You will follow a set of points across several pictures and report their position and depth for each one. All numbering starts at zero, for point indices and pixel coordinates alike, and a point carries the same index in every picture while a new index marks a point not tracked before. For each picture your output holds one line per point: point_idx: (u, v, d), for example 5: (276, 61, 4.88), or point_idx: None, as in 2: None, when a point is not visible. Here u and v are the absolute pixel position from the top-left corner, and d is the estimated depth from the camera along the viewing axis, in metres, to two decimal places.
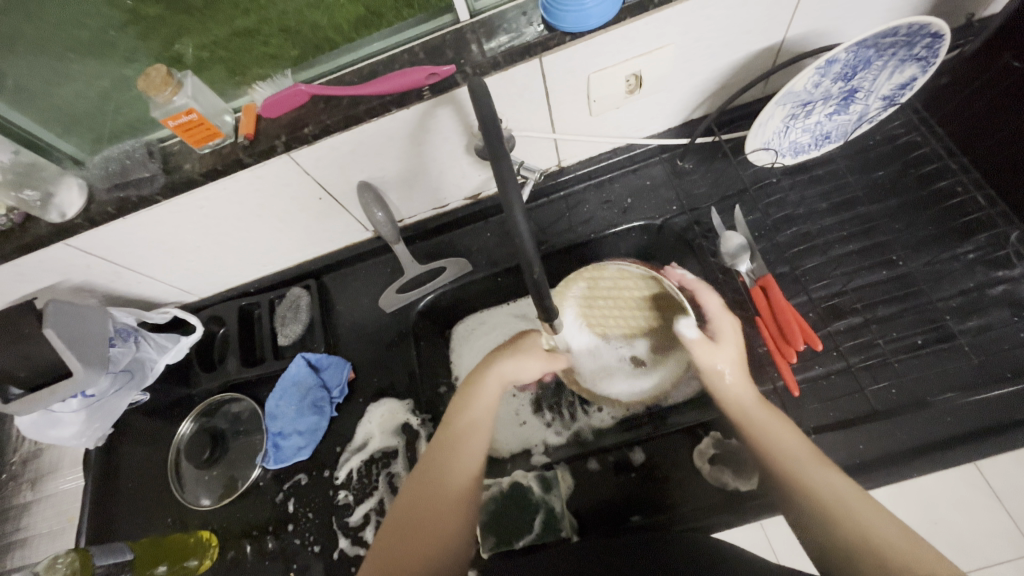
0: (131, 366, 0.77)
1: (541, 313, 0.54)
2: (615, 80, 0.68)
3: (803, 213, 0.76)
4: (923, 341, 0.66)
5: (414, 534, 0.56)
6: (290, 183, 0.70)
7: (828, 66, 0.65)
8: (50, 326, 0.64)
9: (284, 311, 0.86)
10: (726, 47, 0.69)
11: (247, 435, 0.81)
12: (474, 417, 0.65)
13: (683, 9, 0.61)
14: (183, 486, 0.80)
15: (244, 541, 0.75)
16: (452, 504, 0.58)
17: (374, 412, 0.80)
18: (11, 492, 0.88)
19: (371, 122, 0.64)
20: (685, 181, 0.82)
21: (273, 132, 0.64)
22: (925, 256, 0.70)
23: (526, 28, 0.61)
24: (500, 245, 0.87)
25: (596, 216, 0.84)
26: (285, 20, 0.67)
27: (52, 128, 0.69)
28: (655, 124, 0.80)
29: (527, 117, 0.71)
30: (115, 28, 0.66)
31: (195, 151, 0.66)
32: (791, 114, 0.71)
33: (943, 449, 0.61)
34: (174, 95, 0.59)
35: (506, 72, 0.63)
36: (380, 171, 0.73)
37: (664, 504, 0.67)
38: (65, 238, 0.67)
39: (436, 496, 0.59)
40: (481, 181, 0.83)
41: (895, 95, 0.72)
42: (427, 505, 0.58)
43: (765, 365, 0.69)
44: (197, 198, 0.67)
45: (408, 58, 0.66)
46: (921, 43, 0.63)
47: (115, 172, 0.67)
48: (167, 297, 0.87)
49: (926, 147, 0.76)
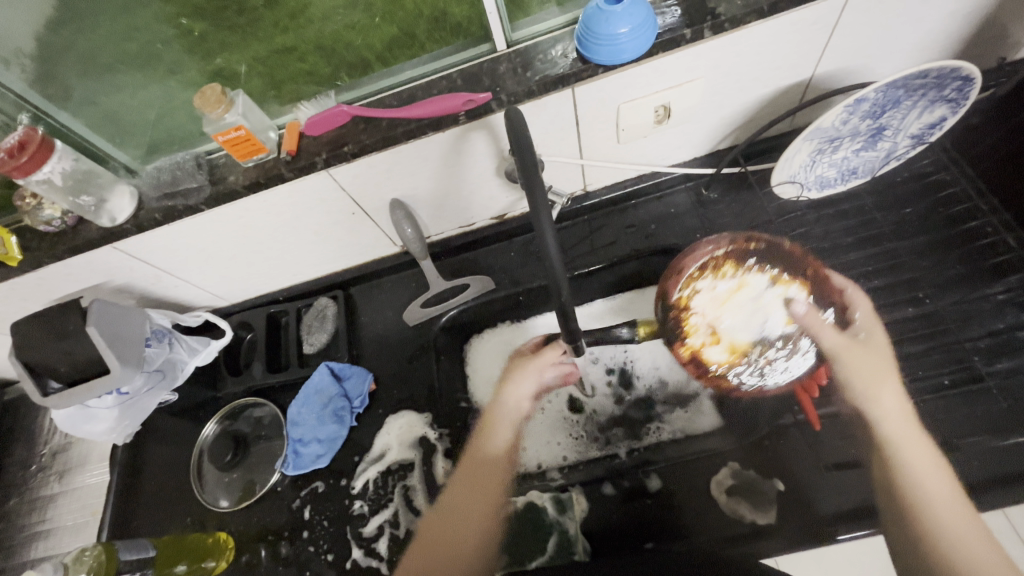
0: (164, 366, 0.79)
1: (566, 334, 0.55)
2: (644, 110, 0.70)
3: (828, 247, 0.76)
4: (950, 382, 0.65)
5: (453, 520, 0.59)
6: (327, 198, 0.73)
7: (857, 104, 0.65)
8: (92, 324, 0.67)
9: (311, 320, 0.89)
10: (756, 82, 0.70)
11: (268, 439, 0.83)
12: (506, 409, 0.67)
13: (715, 45, 0.63)
14: (203, 486, 0.81)
15: (260, 545, 0.77)
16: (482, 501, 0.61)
17: (393, 424, 0.82)
18: (39, 483, 0.91)
19: (407, 143, 0.67)
20: (711, 210, 0.83)
21: (314, 150, 0.67)
22: (954, 295, 0.70)
23: (561, 59, 0.64)
24: (523, 264, 0.89)
25: (620, 239, 0.85)
26: (321, 40, 0.68)
27: (110, 139, 0.72)
28: (681, 153, 0.81)
29: (557, 144, 0.73)
30: (163, 42, 0.68)
31: (240, 164, 0.69)
32: (819, 149, 0.72)
33: (974, 495, 0.59)
34: (226, 113, 0.63)
35: (540, 100, 0.65)
36: (412, 190, 0.76)
37: (680, 531, 0.66)
38: (112, 242, 0.71)
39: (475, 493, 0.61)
40: (509, 202, 0.85)
41: (924, 134, 0.72)
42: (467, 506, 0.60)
43: (788, 399, 0.69)
44: (237, 208, 0.70)
45: (447, 84, 0.69)
46: (952, 85, 0.64)
47: (166, 182, 0.70)
48: (200, 302, 0.90)
49: (957, 186, 0.76)
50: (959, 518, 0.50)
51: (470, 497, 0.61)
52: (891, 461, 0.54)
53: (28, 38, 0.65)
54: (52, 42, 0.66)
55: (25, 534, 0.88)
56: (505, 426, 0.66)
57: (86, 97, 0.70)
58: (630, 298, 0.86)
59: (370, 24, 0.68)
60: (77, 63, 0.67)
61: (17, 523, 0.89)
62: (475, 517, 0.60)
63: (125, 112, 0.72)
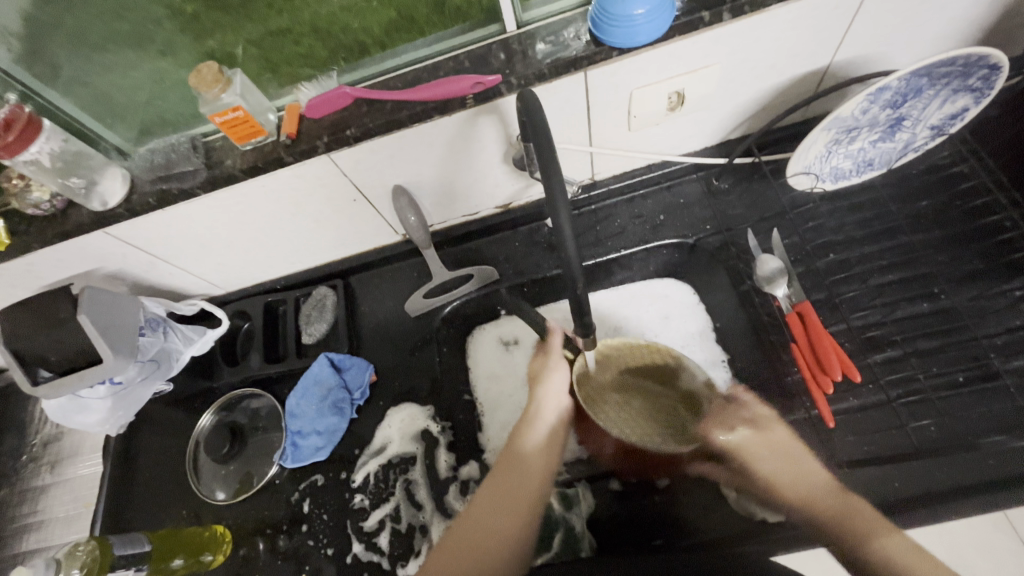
0: (158, 356, 0.77)
1: (579, 328, 0.53)
2: (658, 97, 0.68)
3: (841, 240, 0.75)
4: (965, 379, 0.64)
5: (476, 535, 0.58)
6: (327, 183, 0.70)
7: (878, 93, 0.63)
8: (84, 312, 0.65)
9: (309, 309, 0.87)
10: (772, 69, 0.68)
11: (266, 431, 0.81)
12: (534, 417, 0.66)
13: (733, 30, 0.61)
14: (199, 478, 0.80)
15: (258, 538, 0.75)
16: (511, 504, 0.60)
17: (394, 416, 0.80)
18: (30, 474, 0.89)
19: (412, 127, 0.64)
20: (721, 201, 0.81)
21: (315, 133, 0.64)
22: (970, 291, 0.68)
23: (572, 41, 0.61)
24: (528, 255, 0.87)
25: (627, 229, 0.83)
26: (317, 21, 0.64)
27: (100, 119, 0.70)
28: (692, 142, 0.79)
29: (567, 130, 0.71)
30: (154, 22, 0.63)
31: (238, 147, 0.66)
32: (835, 139, 0.70)
33: (989, 491, 0.58)
34: (223, 93, 0.60)
35: (551, 84, 0.63)
36: (416, 177, 0.74)
37: (688, 528, 0.65)
38: (104, 226, 0.68)
39: (503, 494, 0.60)
40: (514, 191, 0.82)
41: (944, 125, 0.70)
42: (487, 513, 0.59)
43: (798, 393, 0.68)
44: (234, 193, 0.68)
45: (453, 66, 0.66)
46: (978, 74, 0.62)
47: (160, 164, 0.68)
48: (196, 290, 0.88)
49: (975, 179, 0.74)
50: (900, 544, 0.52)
51: (496, 508, 0.59)
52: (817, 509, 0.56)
53: (14, 17, 0.61)
54: (41, 18, 0.62)
55: (17, 526, 0.86)
56: (540, 434, 0.65)
57: (73, 77, 0.66)
58: (631, 292, 0.87)
59: (368, 7, 0.64)
60: (62, 40, 0.64)
61: (7, 514, 0.87)
62: (499, 529, 0.58)
63: (115, 91, 0.69)
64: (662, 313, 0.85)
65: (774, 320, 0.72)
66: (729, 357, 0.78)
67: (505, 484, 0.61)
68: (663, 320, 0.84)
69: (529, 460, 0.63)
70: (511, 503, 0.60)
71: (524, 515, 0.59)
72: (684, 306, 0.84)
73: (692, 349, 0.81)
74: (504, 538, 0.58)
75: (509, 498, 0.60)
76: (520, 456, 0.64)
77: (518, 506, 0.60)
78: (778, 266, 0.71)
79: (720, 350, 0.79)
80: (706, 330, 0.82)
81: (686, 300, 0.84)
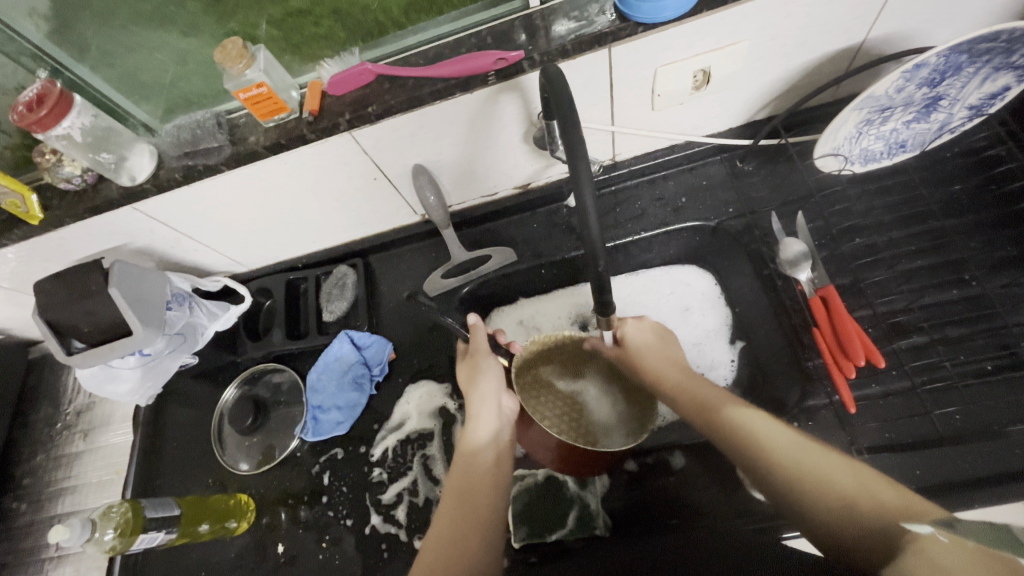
0: (185, 330, 0.78)
1: (598, 308, 0.53)
2: (681, 75, 0.67)
3: (868, 224, 0.73)
4: (993, 367, 0.63)
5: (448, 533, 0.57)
6: (350, 162, 0.71)
7: (914, 70, 0.61)
8: (115, 285, 0.67)
9: (330, 288, 0.87)
10: (802, 47, 0.66)
11: (287, 405, 0.83)
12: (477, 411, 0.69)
13: (762, 5, 0.59)
14: (224, 449, 0.82)
15: (280, 508, 0.77)
16: (471, 499, 0.60)
17: (412, 394, 0.82)
18: (64, 441, 0.93)
19: (434, 105, 0.64)
20: (745, 183, 0.80)
21: (338, 110, 0.65)
22: (1003, 278, 0.66)
23: (598, 16, 0.60)
24: (547, 237, 0.86)
25: (648, 212, 0.82)
26: (338, 3, 0.65)
27: (131, 96, 0.71)
28: (717, 122, 0.78)
29: (589, 108, 0.70)
30: (177, 4, 0.65)
31: (261, 124, 0.67)
32: (867, 119, 0.68)
33: (1016, 481, 0.57)
34: (247, 69, 0.60)
35: (575, 60, 0.62)
36: (436, 156, 0.74)
37: (702, 508, 0.66)
38: (133, 202, 0.69)
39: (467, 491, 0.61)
40: (534, 171, 0.82)
41: (983, 105, 0.67)
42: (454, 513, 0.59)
43: (821, 378, 0.67)
44: (256, 170, 0.68)
45: (476, 42, 0.65)
46: (1022, 50, 0.59)
47: (186, 141, 0.69)
48: (220, 267, 0.90)
49: (1012, 162, 0.71)
50: (934, 510, 0.45)
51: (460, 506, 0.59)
52: (803, 477, 0.51)
53: None
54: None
55: (53, 490, 0.90)
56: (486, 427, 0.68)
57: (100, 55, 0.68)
58: (652, 277, 0.88)
59: None
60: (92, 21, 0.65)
61: (43, 478, 0.91)
62: (467, 527, 0.58)
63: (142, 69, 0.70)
64: (681, 304, 0.85)
65: (796, 305, 0.71)
66: (737, 358, 0.81)
67: (465, 482, 0.62)
68: (681, 312, 0.85)
69: (481, 454, 0.65)
70: (473, 498, 0.60)
71: (487, 496, 0.61)
72: (704, 297, 0.85)
73: (703, 347, 0.83)
74: (474, 517, 0.58)
75: (469, 492, 0.61)
76: (468, 447, 0.66)
77: (478, 495, 0.60)
78: (801, 244, 0.69)
79: (732, 349, 0.81)
80: (723, 326, 0.83)
81: (708, 291, 0.85)
